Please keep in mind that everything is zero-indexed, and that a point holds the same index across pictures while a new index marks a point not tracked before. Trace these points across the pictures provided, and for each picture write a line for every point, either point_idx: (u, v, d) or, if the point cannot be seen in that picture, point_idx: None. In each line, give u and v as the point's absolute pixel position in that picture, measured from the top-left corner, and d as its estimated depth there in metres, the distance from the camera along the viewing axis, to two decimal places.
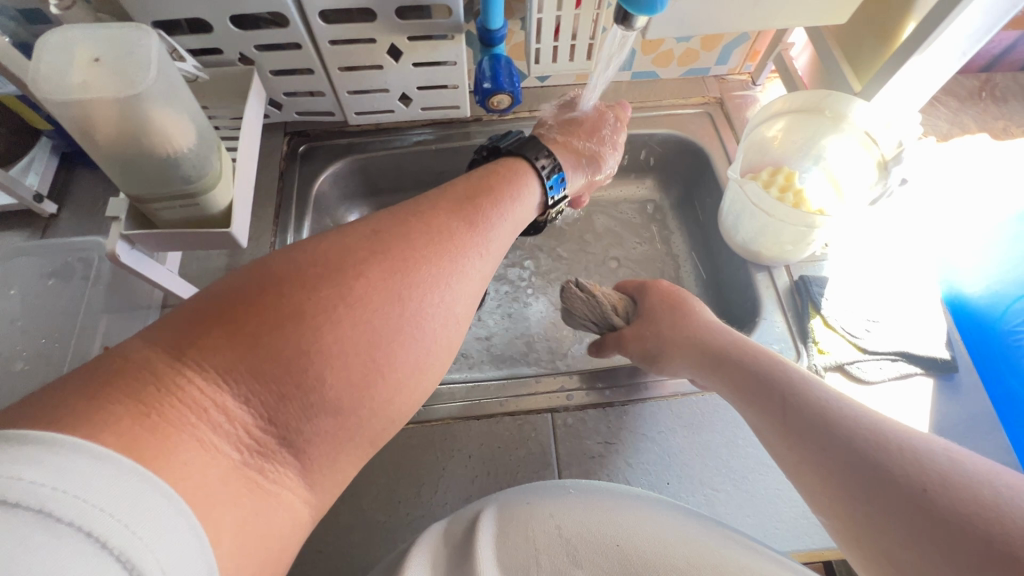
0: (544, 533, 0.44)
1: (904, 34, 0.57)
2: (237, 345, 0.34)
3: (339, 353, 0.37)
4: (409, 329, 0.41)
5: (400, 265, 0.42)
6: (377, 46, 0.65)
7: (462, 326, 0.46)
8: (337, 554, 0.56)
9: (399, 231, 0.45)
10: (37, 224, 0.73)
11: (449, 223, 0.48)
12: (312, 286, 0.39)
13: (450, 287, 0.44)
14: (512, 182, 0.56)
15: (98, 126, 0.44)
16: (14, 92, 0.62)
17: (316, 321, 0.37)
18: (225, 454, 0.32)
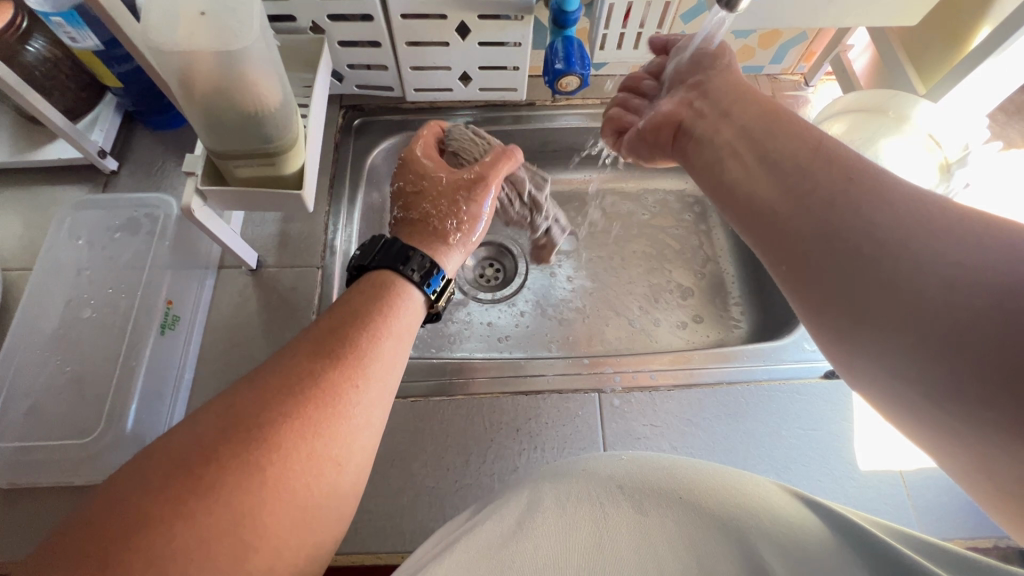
0: (602, 488, 0.45)
1: (976, 38, 0.58)
2: (94, 565, 0.32)
3: (200, 548, 0.34)
4: (286, 492, 0.38)
5: (257, 434, 0.38)
6: (447, 23, 0.66)
7: (347, 472, 0.42)
8: (386, 515, 0.57)
9: (258, 394, 0.41)
10: (98, 180, 0.74)
11: (316, 369, 0.43)
12: (158, 489, 0.35)
13: (324, 432, 0.41)
14: (392, 294, 0.51)
15: (194, 78, 0.45)
16: (93, 47, 0.63)
17: (168, 525, 0.34)
18: None
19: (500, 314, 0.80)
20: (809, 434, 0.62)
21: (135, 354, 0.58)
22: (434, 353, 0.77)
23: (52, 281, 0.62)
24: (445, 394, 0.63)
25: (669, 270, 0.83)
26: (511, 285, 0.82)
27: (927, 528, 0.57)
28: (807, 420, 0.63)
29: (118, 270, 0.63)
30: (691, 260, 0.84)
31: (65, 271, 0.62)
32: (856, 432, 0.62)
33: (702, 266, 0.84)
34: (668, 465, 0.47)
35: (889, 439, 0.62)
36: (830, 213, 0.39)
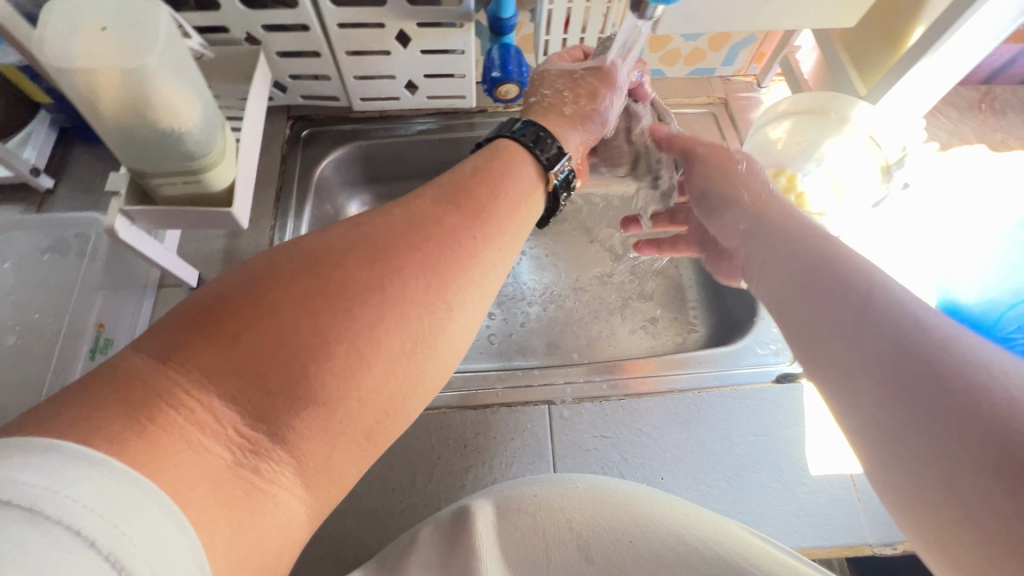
0: (554, 525, 0.44)
1: (911, 38, 0.57)
2: (219, 342, 0.32)
3: (317, 354, 0.33)
4: (405, 327, 0.36)
5: (386, 260, 0.37)
6: (385, 32, 0.64)
7: (459, 330, 0.40)
8: (329, 539, 0.55)
9: (390, 227, 0.40)
10: (33, 199, 0.72)
11: (443, 216, 0.42)
12: (286, 284, 0.35)
13: (445, 276, 0.39)
14: (512, 164, 0.48)
15: (102, 96, 0.43)
16: (14, 62, 0.61)
17: (298, 322, 0.33)
18: (215, 454, 0.29)
19: None
20: (759, 440, 0.61)
21: (62, 382, 0.56)
22: None
23: None
24: None
25: (627, 275, 0.83)
26: None
27: (876, 531, 0.57)
28: (757, 426, 0.62)
29: (47, 293, 0.61)
30: (649, 265, 0.84)
31: None
32: (806, 437, 0.62)
33: (660, 271, 0.83)
34: (614, 492, 0.46)
35: (839, 442, 0.61)
36: (805, 265, 0.44)
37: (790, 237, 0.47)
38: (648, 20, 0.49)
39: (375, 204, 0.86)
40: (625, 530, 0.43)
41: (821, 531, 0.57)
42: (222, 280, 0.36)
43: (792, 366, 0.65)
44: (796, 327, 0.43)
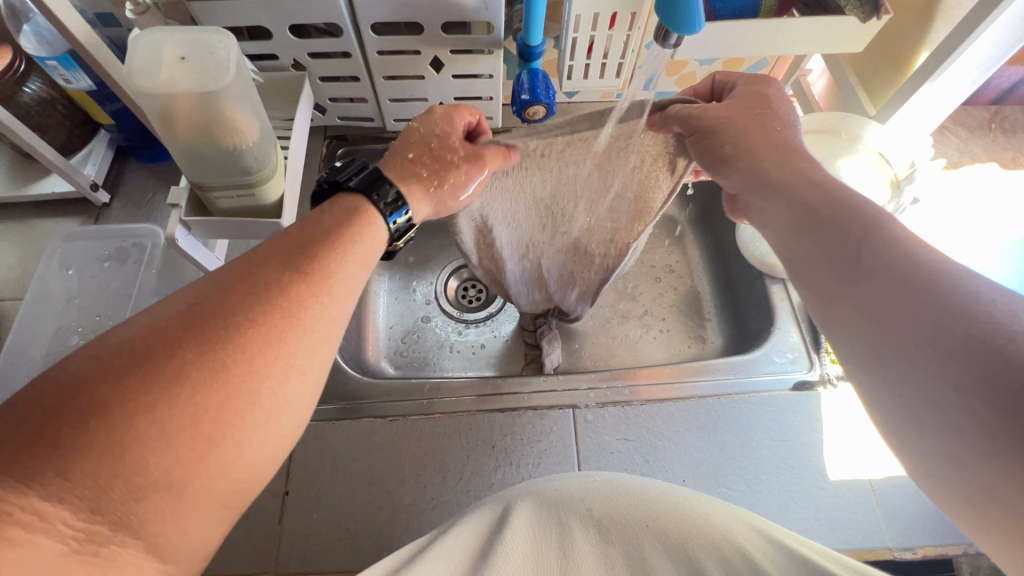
0: (575, 511, 0.49)
1: (917, 62, 0.61)
2: (42, 443, 0.31)
3: (149, 446, 0.32)
4: (247, 395, 0.36)
5: (222, 334, 0.36)
6: (421, 58, 0.69)
7: (309, 390, 0.40)
8: (365, 533, 0.58)
9: (223, 296, 0.38)
10: (90, 212, 0.77)
11: (284, 276, 0.40)
12: (113, 377, 0.33)
13: (291, 338, 0.39)
14: (365, 213, 0.47)
15: (176, 118, 0.48)
16: (85, 87, 0.67)
17: (122, 417, 0.32)
18: (50, 547, 0.29)
19: (480, 334, 0.82)
20: (778, 445, 0.63)
21: None
22: (415, 373, 0.79)
23: (42, 308, 0.64)
24: (422, 413, 0.65)
25: (645, 287, 0.86)
26: (489, 306, 0.85)
27: (896, 536, 0.58)
28: (776, 431, 0.64)
29: (105, 298, 0.66)
30: (667, 277, 0.87)
31: (56, 299, 0.65)
32: (824, 441, 0.63)
33: (678, 283, 0.86)
34: (642, 490, 0.50)
35: (857, 448, 0.63)
36: (852, 241, 0.41)
37: (843, 210, 0.43)
38: (674, 49, 0.53)
39: None
40: (644, 515, 0.48)
41: (841, 534, 0.58)
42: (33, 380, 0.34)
43: (809, 374, 0.67)
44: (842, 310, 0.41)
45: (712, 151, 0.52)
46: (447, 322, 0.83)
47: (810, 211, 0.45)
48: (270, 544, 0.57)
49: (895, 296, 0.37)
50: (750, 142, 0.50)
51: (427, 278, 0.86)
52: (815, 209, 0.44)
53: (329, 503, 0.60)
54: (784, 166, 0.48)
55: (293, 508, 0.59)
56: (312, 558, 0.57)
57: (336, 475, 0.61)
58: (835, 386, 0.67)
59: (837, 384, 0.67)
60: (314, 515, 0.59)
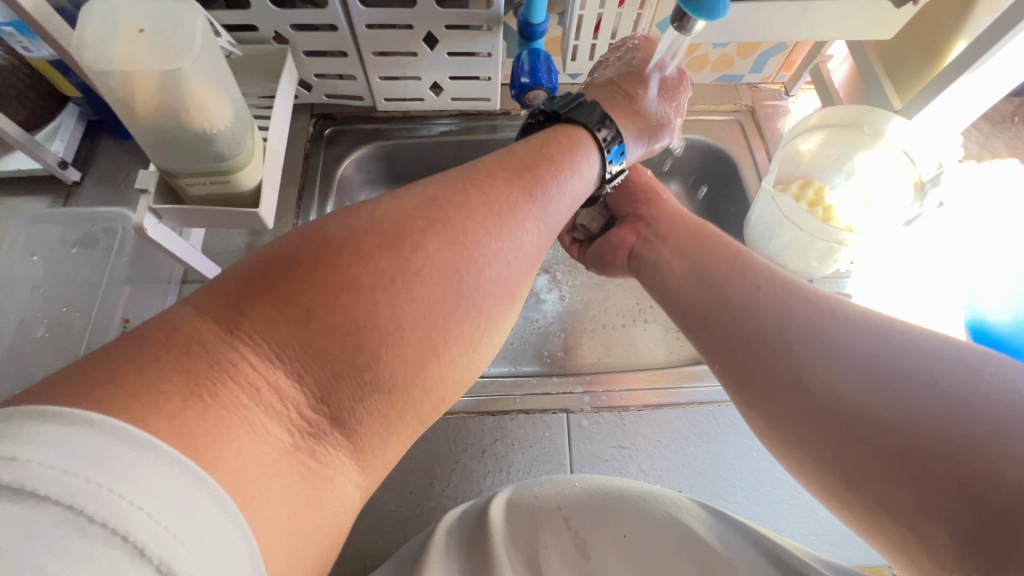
0: (552, 521, 0.47)
1: (951, 54, 0.57)
2: (369, 240, 0.37)
3: (370, 329, 0.34)
4: (466, 308, 0.39)
5: (455, 236, 0.39)
6: (413, 33, 0.64)
7: (499, 326, 0.43)
8: (347, 541, 0.56)
9: (457, 200, 0.41)
10: (60, 191, 0.72)
11: (510, 196, 0.44)
12: (362, 247, 0.36)
13: (506, 263, 0.42)
14: (578, 142, 0.52)
15: (137, 97, 0.44)
16: (47, 56, 0.61)
17: (370, 295, 0.35)
18: (276, 438, 0.30)
19: None
20: None
21: None
22: None
23: (5, 297, 0.60)
24: None
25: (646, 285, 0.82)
26: None
27: None
28: None
29: (73, 287, 0.62)
30: None
31: (20, 287, 0.61)
32: None
33: None
34: (613, 487, 0.49)
35: None
36: (731, 261, 0.50)
37: (723, 251, 0.52)
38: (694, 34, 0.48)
39: None
40: (622, 521, 0.46)
41: (840, 552, 0.56)
42: (261, 248, 0.36)
43: None
44: (716, 318, 0.48)
45: (640, 241, 0.59)
46: None
47: (680, 259, 0.54)
48: None
49: (772, 320, 0.44)
50: (643, 250, 0.58)
51: None
52: (707, 263, 0.51)
53: None
54: (673, 262, 0.54)
55: None
56: None
57: None
58: None
59: None
60: None
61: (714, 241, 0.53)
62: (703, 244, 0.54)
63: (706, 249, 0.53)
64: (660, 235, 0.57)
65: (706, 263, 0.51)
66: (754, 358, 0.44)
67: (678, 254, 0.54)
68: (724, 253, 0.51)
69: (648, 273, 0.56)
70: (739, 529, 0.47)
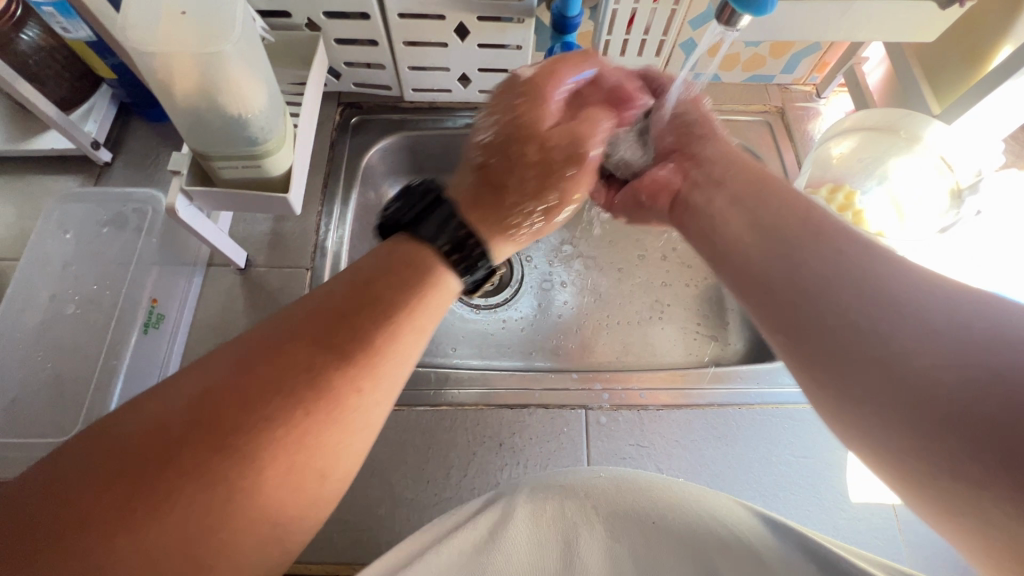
0: (580, 513, 0.47)
1: (996, 58, 0.56)
2: (130, 457, 0.31)
3: (255, 501, 0.32)
4: (260, 502, 0.32)
5: (246, 442, 0.32)
6: (445, 24, 0.64)
7: (329, 494, 0.36)
8: (362, 526, 0.56)
9: (257, 379, 0.34)
10: (91, 171, 0.73)
11: (323, 367, 0.36)
12: (118, 472, 0.30)
13: (320, 444, 0.35)
14: (421, 276, 0.42)
15: (176, 78, 0.44)
16: (84, 37, 0.62)
17: (120, 532, 0.29)
18: None
19: (491, 321, 0.79)
20: (800, 462, 0.60)
21: (116, 354, 0.57)
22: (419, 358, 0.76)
23: (38, 272, 0.61)
24: (428, 404, 0.62)
25: (666, 285, 0.81)
26: (502, 293, 0.81)
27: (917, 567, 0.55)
28: (798, 447, 0.61)
29: (103, 265, 0.63)
30: (689, 273, 0.82)
31: (52, 263, 0.62)
32: (848, 462, 0.60)
33: (700, 280, 0.82)
34: (645, 482, 0.48)
35: None
36: (802, 213, 0.43)
37: (787, 201, 0.45)
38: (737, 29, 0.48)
39: None
40: (651, 512, 0.46)
41: None
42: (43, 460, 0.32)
43: None
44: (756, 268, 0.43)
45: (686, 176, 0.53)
46: (458, 308, 0.80)
47: (735, 196, 0.47)
48: None
49: (822, 265, 0.39)
50: (688, 189, 0.52)
51: None
52: (776, 215, 0.44)
53: None
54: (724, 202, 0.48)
55: None
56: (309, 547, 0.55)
57: None
58: None
59: None
60: None
61: (778, 193, 0.46)
62: (767, 195, 0.46)
63: (784, 204, 0.45)
64: (717, 175, 0.50)
65: (775, 206, 0.45)
66: (819, 316, 0.37)
67: (739, 202, 0.47)
68: (792, 201, 0.45)
69: (691, 211, 0.51)
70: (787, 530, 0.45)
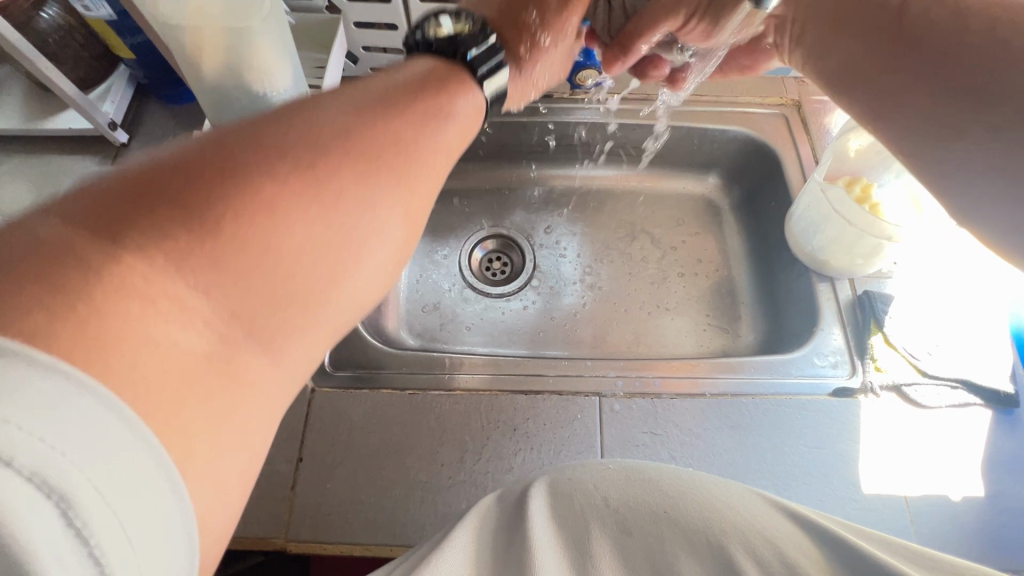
0: (592, 507, 0.46)
1: None
2: (177, 216, 0.28)
3: (275, 245, 0.31)
4: (342, 259, 0.34)
5: (319, 188, 0.33)
6: None
7: (384, 239, 0.37)
8: (377, 507, 0.56)
9: (316, 139, 0.34)
10: (108, 152, 0.73)
11: (380, 137, 0.37)
12: (169, 229, 0.28)
13: (374, 190, 0.36)
14: (450, 82, 0.44)
15: (203, 54, 0.44)
16: (106, 15, 0.62)
17: (204, 278, 0.28)
18: (187, 349, 0.27)
19: (503, 309, 0.79)
20: (813, 452, 0.60)
21: None
22: (433, 345, 0.76)
23: None
24: (443, 389, 0.63)
25: (679, 277, 0.82)
26: (514, 282, 0.81)
27: None
28: (811, 437, 0.61)
29: None
30: (701, 265, 0.83)
31: None
32: (861, 453, 0.60)
33: (713, 272, 0.82)
34: (657, 473, 0.48)
35: (896, 462, 0.59)
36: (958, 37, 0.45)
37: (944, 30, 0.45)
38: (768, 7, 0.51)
39: None
40: (660, 502, 0.46)
41: None
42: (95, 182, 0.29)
43: (850, 381, 0.64)
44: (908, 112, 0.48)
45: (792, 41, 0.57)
46: (471, 296, 0.80)
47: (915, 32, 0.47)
48: (280, 511, 0.56)
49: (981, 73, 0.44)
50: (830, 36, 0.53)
51: (452, 246, 0.83)
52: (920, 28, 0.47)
53: (344, 473, 0.58)
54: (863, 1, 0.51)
55: (308, 475, 0.57)
56: (323, 528, 0.55)
57: (352, 445, 0.59)
58: (878, 396, 0.63)
59: (880, 394, 0.63)
60: (328, 485, 0.57)
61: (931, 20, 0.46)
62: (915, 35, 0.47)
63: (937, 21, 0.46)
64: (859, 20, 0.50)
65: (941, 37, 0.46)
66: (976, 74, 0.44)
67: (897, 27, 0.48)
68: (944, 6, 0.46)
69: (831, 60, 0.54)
70: (801, 519, 0.46)
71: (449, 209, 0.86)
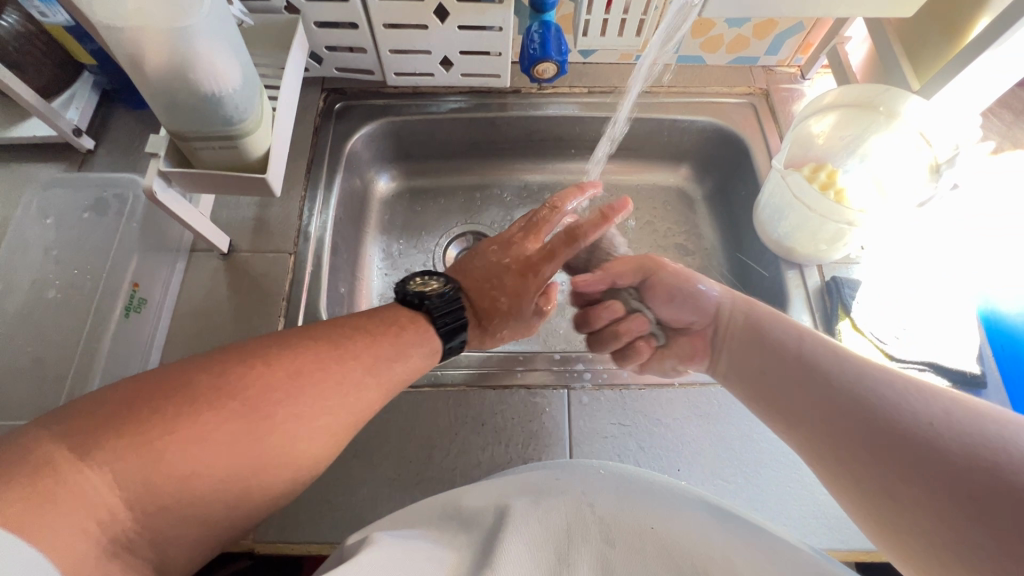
0: (576, 510, 0.44)
1: (974, 31, 0.55)
2: (186, 400, 0.38)
3: (183, 480, 0.36)
4: (282, 460, 0.41)
5: (295, 387, 0.43)
6: (424, 5, 0.64)
7: (328, 442, 0.44)
8: (345, 505, 0.56)
9: (319, 344, 0.46)
10: (74, 158, 0.73)
11: (369, 345, 0.49)
12: (174, 408, 0.37)
13: (332, 402, 0.44)
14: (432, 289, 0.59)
15: (147, 55, 0.44)
16: (63, 22, 0.62)
17: (190, 444, 0.37)
18: (91, 533, 0.33)
19: None
20: (780, 438, 0.60)
21: (94, 338, 0.57)
22: None
23: (18, 259, 0.61)
24: (412, 385, 0.63)
25: None
26: None
27: None
28: None
29: (83, 250, 0.63)
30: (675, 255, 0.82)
31: (33, 249, 0.62)
32: None
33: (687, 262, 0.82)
34: (649, 488, 0.46)
35: None
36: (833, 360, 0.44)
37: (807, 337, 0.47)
38: None
39: (403, 181, 0.85)
40: (652, 516, 0.43)
41: (837, 534, 0.55)
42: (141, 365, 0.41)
43: None
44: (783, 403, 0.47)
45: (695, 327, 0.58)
46: None
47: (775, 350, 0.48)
48: None
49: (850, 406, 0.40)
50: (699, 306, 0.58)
51: (425, 246, 0.82)
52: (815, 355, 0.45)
53: None
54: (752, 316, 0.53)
55: None
56: (289, 528, 0.55)
57: None
58: None
59: None
60: None
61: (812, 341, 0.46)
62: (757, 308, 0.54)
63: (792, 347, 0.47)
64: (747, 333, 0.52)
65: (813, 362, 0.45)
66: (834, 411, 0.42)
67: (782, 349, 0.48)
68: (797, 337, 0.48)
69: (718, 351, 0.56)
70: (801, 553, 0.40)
71: (421, 207, 0.85)
